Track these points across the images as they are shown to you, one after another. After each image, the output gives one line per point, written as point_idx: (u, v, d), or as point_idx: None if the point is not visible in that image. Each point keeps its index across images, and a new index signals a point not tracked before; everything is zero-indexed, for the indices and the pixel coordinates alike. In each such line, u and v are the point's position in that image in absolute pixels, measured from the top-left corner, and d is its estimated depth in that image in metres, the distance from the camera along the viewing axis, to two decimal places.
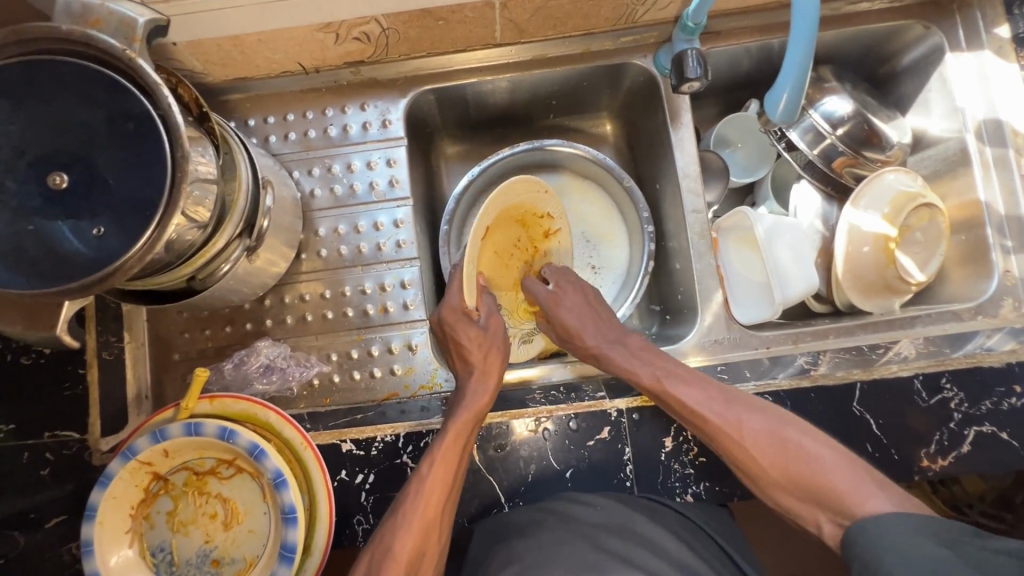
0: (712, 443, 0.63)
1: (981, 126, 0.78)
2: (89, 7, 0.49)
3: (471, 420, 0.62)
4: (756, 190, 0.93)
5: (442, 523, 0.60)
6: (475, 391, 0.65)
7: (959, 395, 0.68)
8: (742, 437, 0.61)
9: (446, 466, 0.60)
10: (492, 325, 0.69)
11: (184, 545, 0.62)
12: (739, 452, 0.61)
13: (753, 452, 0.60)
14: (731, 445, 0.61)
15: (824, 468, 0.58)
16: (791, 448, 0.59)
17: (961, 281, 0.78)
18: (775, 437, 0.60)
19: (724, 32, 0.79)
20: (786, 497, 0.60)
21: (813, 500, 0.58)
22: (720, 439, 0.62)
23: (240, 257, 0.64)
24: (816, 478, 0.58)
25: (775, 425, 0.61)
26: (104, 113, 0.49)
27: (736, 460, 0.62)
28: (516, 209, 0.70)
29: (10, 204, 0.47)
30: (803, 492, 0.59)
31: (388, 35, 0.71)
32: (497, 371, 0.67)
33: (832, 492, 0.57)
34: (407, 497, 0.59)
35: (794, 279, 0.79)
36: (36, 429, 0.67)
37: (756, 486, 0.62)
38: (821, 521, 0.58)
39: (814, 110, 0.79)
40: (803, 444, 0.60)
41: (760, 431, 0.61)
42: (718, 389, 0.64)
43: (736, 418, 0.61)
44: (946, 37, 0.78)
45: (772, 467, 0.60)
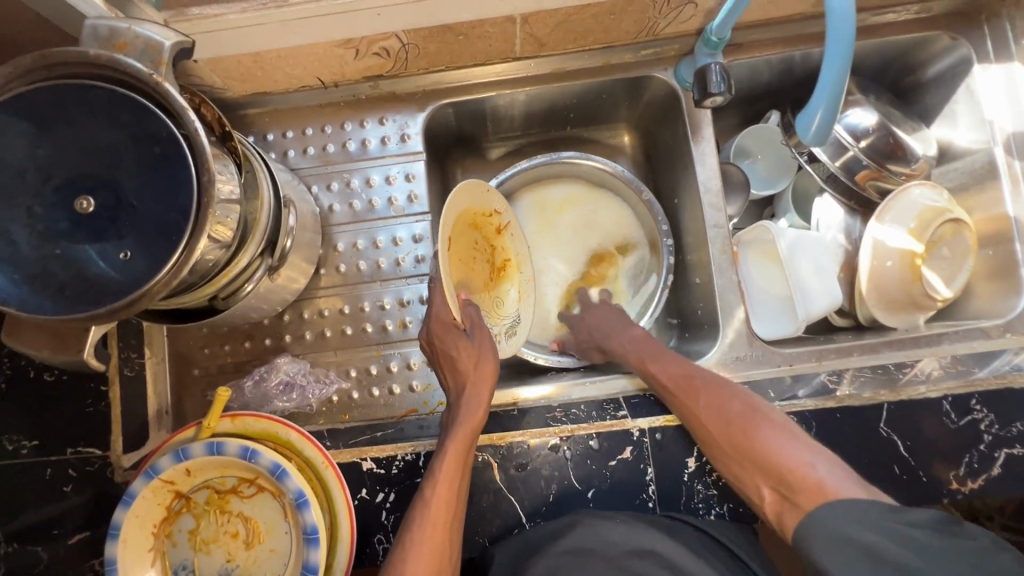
0: (674, 404, 0.66)
1: (1009, 139, 0.76)
2: (116, 30, 0.49)
3: (469, 433, 0.62)
4: (775, 202, 0.92)
5: (451, 545, 0.58)
6: (467, 405, 0.64)
7: (988, 416, 0.67)
8: (698, 400, 0.64)
9: (448, 485, 0.60)
10: (479, 336, 0.67)
11: (206, 563, 0.62)
12: (697, 412, 0.63)
13: (708, 411, 0.63)
14: (689, 404, 0.64)
15: (768, 436, 0.59)
16: (743, 414, 0.61)
17: (988, 297, 0.77)
18: (726, 400, 0.63)
19: (746, 44, 0.78)
20: (734, 465, 0.60)
21: (759, 468, 0.58)
22: (678, 398, 0.65)
23: (262, 276, 0.64)
24: (760, 445, 0.58)
25: (727, 390, 0.64)
26: (130, 136, 0.49)
27: (692, 420, 0.64)
28: (472, 213, 0.68)
29: (38, 228, 0.47)
30: (747, 457, 0.59)
31: (407, 51, 0.71)
32: (490, 385, 0.66)
33: (771, 457, 0.57)
34: (413, 522, 0.59)
35: (817, 294, 0.78)
36: (59, 445, 0.67)
37: (710, 454, 0.62)
38: (760, 488, 0.57)
39: (838, 122, 0.78)
40: (754, 410, 0.62)
41: (719, 392, 0.64)
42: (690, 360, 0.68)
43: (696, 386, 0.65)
44: (974, 48, 0.77)
45: (718, 426, 0.61)
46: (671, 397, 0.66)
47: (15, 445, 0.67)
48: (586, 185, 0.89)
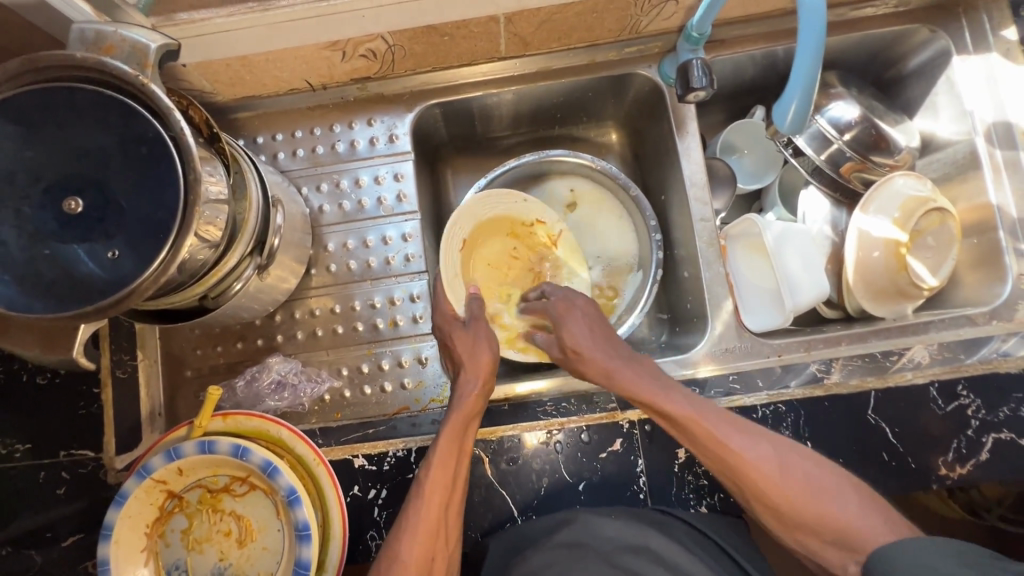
0: (734, 479, 0.59)
1: (990, 128, 0.77)
2: (102, 34, 0.50)
3: (464, 417, 0.63)
4: (762, 197, 0.93)
5: (446, 529, 0.59)
6: (463, 388, 0.65)
7: (975, 401, 0.68)
8: (770, 479, 0.57)
9: (441, 468, 0.60)
10: (479, 327, 0.70)
11: (199, 563, 0.62)
12: (770, 494, 0.57)
13: (782, 490, 0.56)
14: (755, 485, 0.58)
15: (846, 508, 0.55)
16: (814, 486, 0.56)
17: (974, 285, 0.77)
18: (793, 472, 0.57)
19: (729, 40, 0.79)
20: (809, 539, 0.57)
21: (842, 545, 0.55)
22: (747, 480, 0.58)
23: (251, 275, 0.65)
24: (842, 522, 0.54)
25: (787, 457, 0.58)
26: (117, 138, 0.49)
27: (760, 500, 0.58)
28: (503, 219, 0.79)
29: (27, 229, 0.48)
30: (827, 535, 0.55)
31: (394, 52, 0.72)
32: (487, 373, 0.66)
33: (855, 534, 0.54)
34: (410, 504, 0.60)
35: (805, 286, 0.78)
36: (52, 448, 0.67)
37: (779, 527, 0.59)
38: (844, 564, 0.55)
39: (820, 116, 0.79)
40: (819, 477, 0.57)
41: (784, 467, 0.57)
42: (743, 423, 0.60)
43: (766, 454, 0.58)
44: (953, 40, 0.78)
45: (801, 508, 0.56)
46: (732, 475, 0.59)
47: (8, 449, 0.67)
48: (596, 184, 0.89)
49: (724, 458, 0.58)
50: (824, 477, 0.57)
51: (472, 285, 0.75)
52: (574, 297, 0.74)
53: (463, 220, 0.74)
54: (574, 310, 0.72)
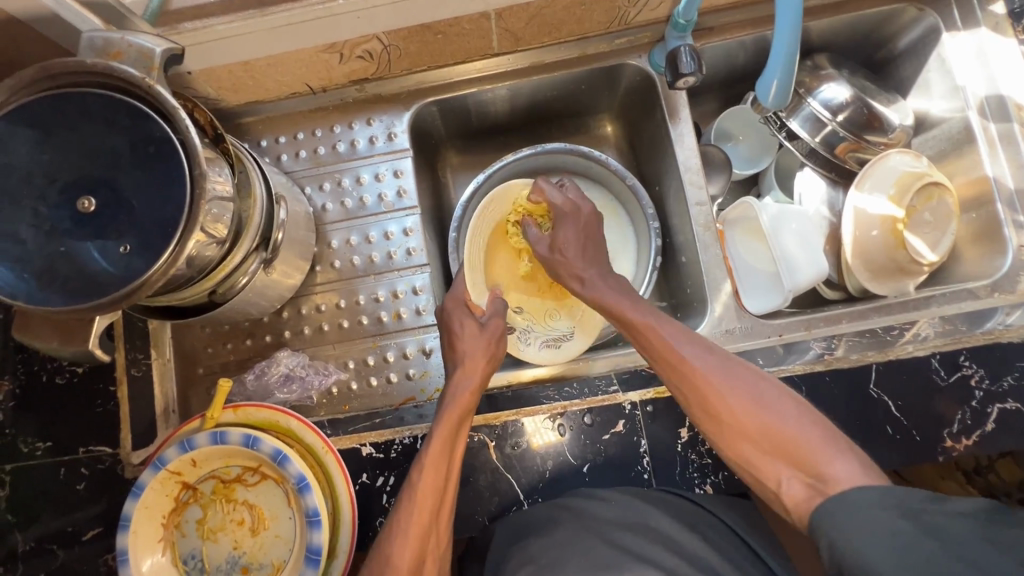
0: (678, 385, 0.61)
1: (983, 102, 0.77)
2: (110, 40, 0.52)
3: (458, 414, 0.64)
4: (760, 181, 0.94)
5: (438, 527, 0.60)
6: (456, 384, 0.67)
7: (978, 371, 0.68)
8: (709, 380, 0.59)
9: (434, 469, 0.60)
10: (492, 324, 0.74)
11: (214, 551, 0.64)
12: (707, 394, 0.59)
13: (721, 394, 0.58)
14: (695, 386, 0.60)
15: (785, 420, 0.55)
16: (755, 397, 0.57)
17: (975, 259, 0.77)
18: (736, 380, 0.59)
19: (717, 27, 0.80)
20: (745, 447, 0.57)
21: (780, 456, 0.55)
22: (686, 379, 0.60)
23: (257, 270, 0.67)
24: (777, 429, 0.55)
25: (730, 368, 0.60)
26: (127, 139, 0.52)
27: (699, 402, 0.59)
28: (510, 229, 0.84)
29: (44, 227, 0.50)
30: (762, 442, 0.56)
31: (390, 52, 0.74)
32: (481, 367, 0.68)
33: (793, 444, 0.54)
34: (402, 503, 0.60)
35: (803, 266, 0.79)
36: (72, 445, 0.70)
37: (717, 439, 0.59)
38: (781, 479, 0.54)
39: (812, 98, 0.80)
40: (764, 391, 0.58)
41: (726, 374, 0.59)
42: (698, 337, 0.63)
43: (712, 362, 0.60)
44: (941, 17, 0.78)
45: (736, 413, 0.57)
46: (677, 375, 0.61)
47: (30, 447, 0.70)
48: (605, 193, 0.90)
49: (671, 360, 0.62)
50: (770, 392, 0.58)
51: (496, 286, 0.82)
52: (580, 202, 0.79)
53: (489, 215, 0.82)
54: (576, 214, 0.78)
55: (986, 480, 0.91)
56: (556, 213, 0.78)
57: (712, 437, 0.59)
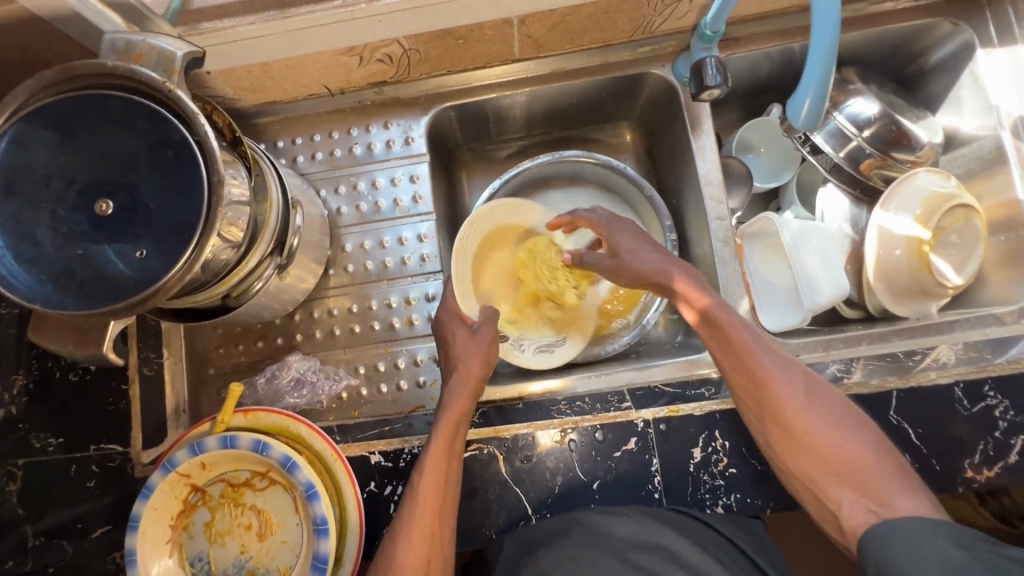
0: (754, 395, 0.60)
1: (1017, 122, 0.75)
2: (132, 43, 0.52)
3: (455, 419, 0.64)
4: (781, 196, 0.92)
5: (443, 529, 0.59)
6: (450, 388, 0.66)
7: (1003, 402, 0.66)
8: (792, 399, 0.58)
9: (435, 470, 0.60)
10: (483, 331, 0.70)
11: (221, 555, 0.64)
12: (788, 412, 0.58)
13: (801, 409, 0.57)
14: (773, 402, 0.59)
15: (856, 447, 0.55)
16: (832, 420, 0.57)
17: (1002, 284, 0.75)
18: (818, 399, 0.58)
19: (743, 38, 0.78)
20: (803, 459, 0.57)
21: (847, 480, 0.54)
22: (766, 393, 0.59)
23: (271, 275, 0.66)
24: (849, 454, 0.55)
25: (814, 388, 0.59)
26: (145, 142, 0.51)
27: (774, 415, 0.58)
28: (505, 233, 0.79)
29: (61, 230, 0.50)
30: (835, 470, 0.55)
31: (410, 56, 0.73)
32: (476, 374, 0.67)
33: (862, 471, 0.54)
34: (404, 507, 0.60)
35: (823, 284, 0.77)
36: (83, 442, 0.70)
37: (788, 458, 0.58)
38: (842, 501, 0.54)
39: (839, 113, 0.78)
40: (840, 414, 0.58)
41: (809, 395, 0.58)
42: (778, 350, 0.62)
43: (795, 384, 0.59)
44: (976, 33, 0.76)
45: (800, 422, 0.57)
46: (752, 385, 0.60)
47: (42, 443, 0.70)
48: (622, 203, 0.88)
49: (756, 373, 0.60)
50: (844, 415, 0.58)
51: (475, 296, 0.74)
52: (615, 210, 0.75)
53: (472, 234, 0.74)
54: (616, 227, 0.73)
55: (1000, 504, 0.89)
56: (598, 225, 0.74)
57: (780, 453, 0.58)
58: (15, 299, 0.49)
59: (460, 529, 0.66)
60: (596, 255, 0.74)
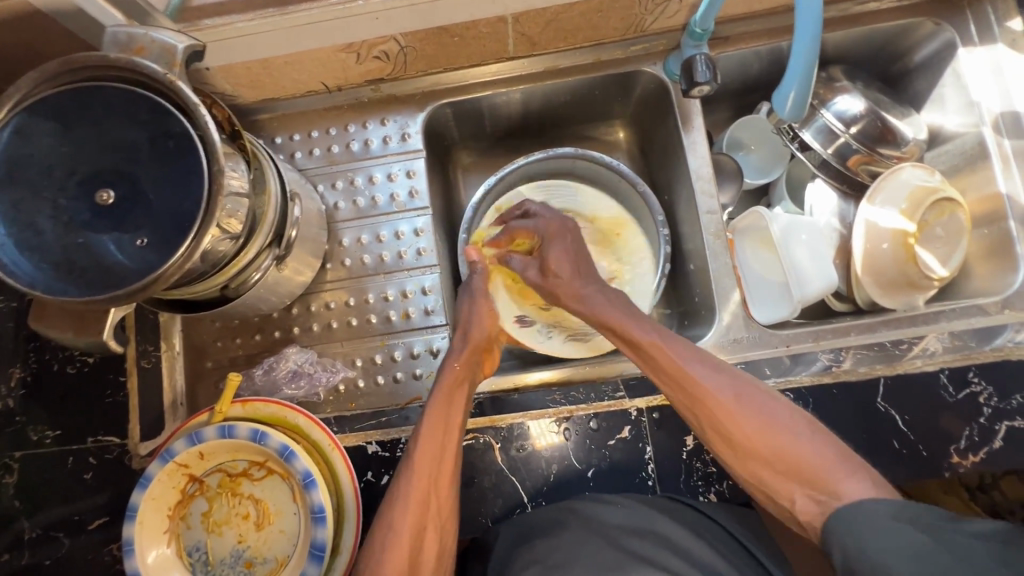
0: (689, 405, 0.61)
1: (998, 119, 0.77)
2: (133, 36, 0.53)
3: (450, 385, 0.66)
4: (770, 192, 0.93)
5: (441, 494, 0.61)
6: (450, 357, 0.69)
7: (987, 389, 0.68)
8: (723, 404, 0.59)
9: (430, 438, 0.62)
10: (477, 305, 0.75)
11: (218, 545, 0.64)
12: (721, 418, 0.58)
13: (737, 419, 0.58)
14: (705, 405, 0.59)
15: (799, 442, 0.56)
16: (769, 419, 0.57)
17: (986, 275, 0.77)
18: (751, 404, 0.58)
19: (733, 37, 0.80)
20: (747, 461, 0.58)
21: (794, 476, 0.55)
22: (698, 401, 0.60)
23: (270, 266, 0.67)
24: (791, 452, 0.55)
25: (747, 392, 0.59)
26: (147, 133, 0.52)
27: (714, 428, 0.59)
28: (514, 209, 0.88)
29: (62, 218, 0.51)
30: (778, 467, 0.55)
31: (406, 53, 0.75)
32: (472, 346, 0.70)
33: (806, 467, 0.54)
34: (400, 476, 0.61)
35: (813, 277, 0.78)
36: (81, 434, 0.70)
37: (733, 460, 0.59)
38: (794, 497, 0.55)
39: (826, 110, 0.80)
40: (777, 413, 0.58)
41: (740, 398, 0.59)
42: (706, 355, 0.63)
43: (725, 384, 0.59)
44: (958, 32, 0.78)
45: (735, 425, 0.58)
46: (687, 396, 0.61)
47: (39, 435, 0.70)
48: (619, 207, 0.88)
49: (684, 385, 0.61)
50: (785, 415, 0.58)
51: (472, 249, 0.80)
52: (565, 222, 0.80)
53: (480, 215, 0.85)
54: (562, 237, 0.78)
55: (989, 497, 0.90)
56: (542, 233, 0.78)
57: (725, 457, 0.60)
58: (16, 286, 0.50)
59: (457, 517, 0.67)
60: (524, 262, 0.80)
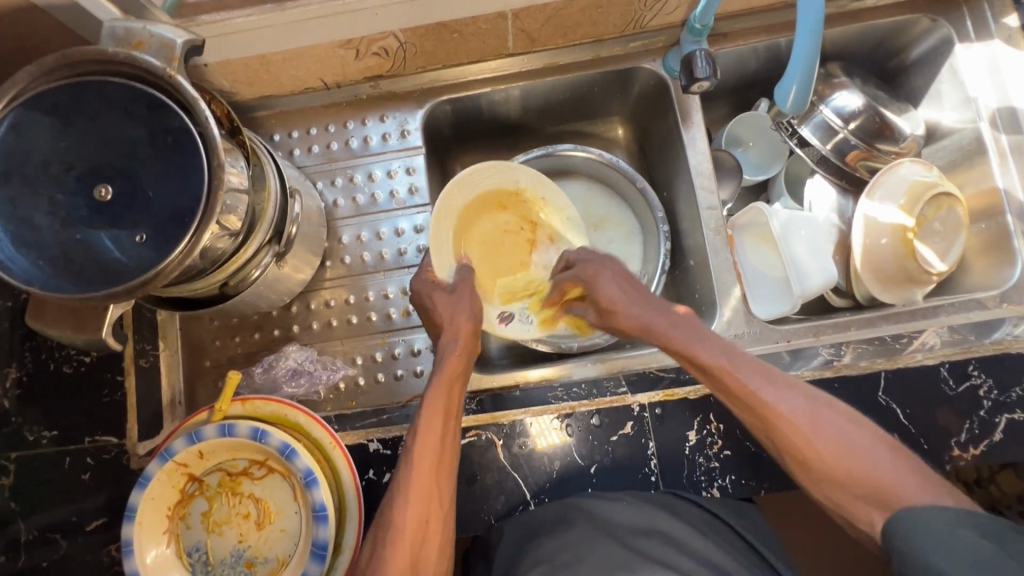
0: (761, 425, 0.58)
1: (994, 114, 0.78)
2: (131, 30, 0.52)
3: (447, 378, 0.64)
4: (769, 188, 0.93)
5: (441, 488, 0.60)
6: (443, 349, 0.66)
7: (987, 382, 0.68)
8: (800, 428, 0.55)
9: (428, 432, 0.60)
10: (460, 287, 0.71)
11: (219, 545, 0.64)
12: (800, 445, 0.55)
13: (813, 443, 0.55)
14: (777, 428, 0.57)
15: (877, 465, 0.53)
16: (846, 441, 0.54)
17: (984, 270, 0.77)
18: (826, 427, 0.55)
19: (732, 33, 0.80)
20: (820, 482, 0.55)
21: (873, 500, 0.53)
22: (771, 422, 0.57)
23: (269, 263, 0.67)
24: (876, 478, 0.52)
25: (822, 413, 0.56)
26: (145, 128, 0.52)
27: (790, 451, 0.56)
28: (491, 194, 0.78)
29: (61, 214, 0.50)
30: (856, 489, 0.53)
31: (405, 49, 0.74)
32: (466, 334, 0.67)
33: (886, 488, 0.52)
34: (400, 471, 0.60)
35: (812, 272, 0.79)
36: (78, 435, 0.70)
37: (804, 477, 0.57)
38: (872, 518, 0.53)
39: (825, 106, 0.80)
40: (852, 434, 0.55)
41: (816, 420, 0.56)
42: (778, 373, 0.59)
43: (798, 406, 0.56)
44: (954, 28, 0.79)
45: (816, 449, 0.55)
46: (761, 420, 0.58)
47: (35, 436, 0.69)
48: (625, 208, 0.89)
49: (757, 409, 0.58)
50: (858, 433, 0.55)
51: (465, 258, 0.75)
52: (603, 258, 0.73)
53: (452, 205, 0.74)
54: (602, 273, 0.71)
55: (987, 492, 0.90)
56: (584, 276, 0.71)
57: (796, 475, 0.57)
58: (13, 283, 0.49)
59: (459, 514, 0.66)
60: (585, 308, 0.75)
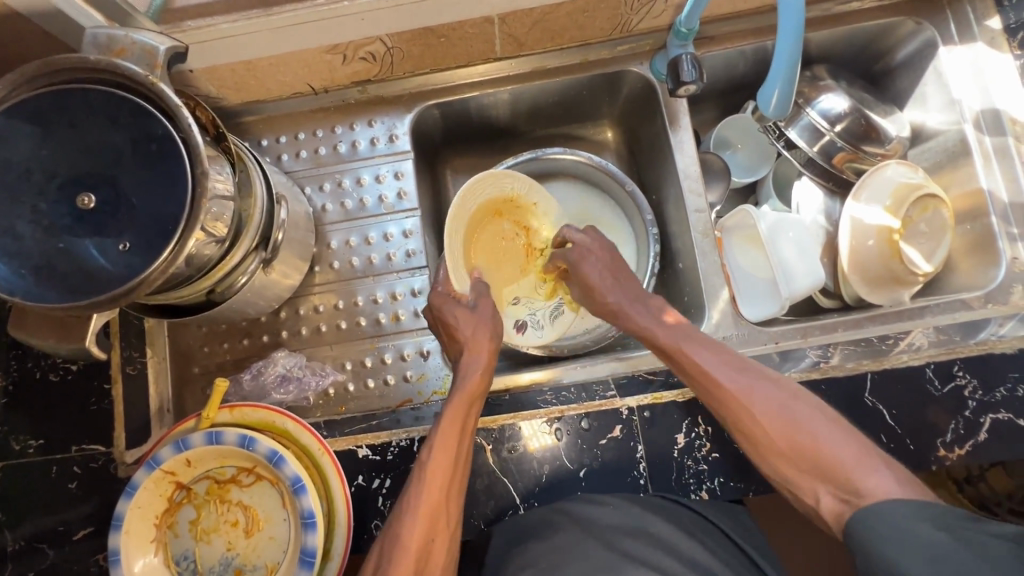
0: (716, 407, 0.63)
1: (978, 116, 0.78)
2: (114, 38, 0.52)
3: (468, 396, 0.64)
4: (758, 189, 0.94)
5: (450, 505, 0.60)
6: (466, 368, 0.67)
7: (972, 382, 0.68)
8: (745, 403, 0.61)
9: (445, 449, 0.60)
10: (480, 305, 0.71)
11: (207, 553, 0.63)
12: (748, 423, 0.61)
13: (760, 420, 0.60)
14: (731, 406, 0.62)
15: (822, 439, 0.58)
16: (790, 417, 0.59)
17: (969, 270, 0.78)
18: (774, 403, 0.61)
19: (718, 36, 0.81)
20: (776, 461, 0.60)
21: (820, 474, 0.57)
22: (725, 403, 0.62)
23: (256, 269, 0.67)
24: (814, 447, 0.57)
25: (763, 385, 0.62)
26: (128, 136, 0.51)
27: (738, 426, 0.62)
28: (490, 203, 0.77)
29: (43, 223, 0.50)
30: (802, 464, 0.58)
31: (393, 54, 0.74)
32: (485, 353, 0.68)
33: (837, 466, 0.56)
34: (412, 485, 0.60)
35: (799, 274, 0.79)
36: (64, 444, 0.69)
37: (757, 457, 0.61)
38: (817, 493, 0.57)
39: (811, 109, 0.80)
40: (797, 409, 0.60)
41: (763, 395, 0.61)
42: (733, 355, 0.65)
43: (742, 381, 0.62)
44: (937, 31, 0.79)
45: (766, 426, 0.60)
46: (716, 402, 0.63)
47: (21, 445, 0.69)
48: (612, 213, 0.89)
49: (712, 389, 0.63)
50: (809, 412, 0.60)
51: (477, 272, 0.76)
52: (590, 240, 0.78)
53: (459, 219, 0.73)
54: (588, 254, 0.76)
55: (977, 489, 0.91)
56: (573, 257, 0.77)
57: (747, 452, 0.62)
58: None
59: None
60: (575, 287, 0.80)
